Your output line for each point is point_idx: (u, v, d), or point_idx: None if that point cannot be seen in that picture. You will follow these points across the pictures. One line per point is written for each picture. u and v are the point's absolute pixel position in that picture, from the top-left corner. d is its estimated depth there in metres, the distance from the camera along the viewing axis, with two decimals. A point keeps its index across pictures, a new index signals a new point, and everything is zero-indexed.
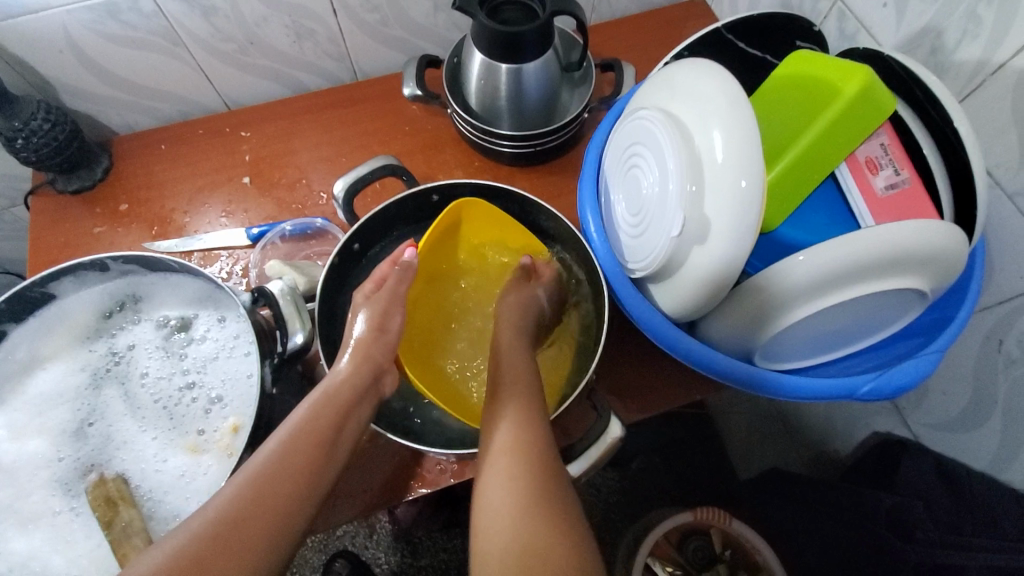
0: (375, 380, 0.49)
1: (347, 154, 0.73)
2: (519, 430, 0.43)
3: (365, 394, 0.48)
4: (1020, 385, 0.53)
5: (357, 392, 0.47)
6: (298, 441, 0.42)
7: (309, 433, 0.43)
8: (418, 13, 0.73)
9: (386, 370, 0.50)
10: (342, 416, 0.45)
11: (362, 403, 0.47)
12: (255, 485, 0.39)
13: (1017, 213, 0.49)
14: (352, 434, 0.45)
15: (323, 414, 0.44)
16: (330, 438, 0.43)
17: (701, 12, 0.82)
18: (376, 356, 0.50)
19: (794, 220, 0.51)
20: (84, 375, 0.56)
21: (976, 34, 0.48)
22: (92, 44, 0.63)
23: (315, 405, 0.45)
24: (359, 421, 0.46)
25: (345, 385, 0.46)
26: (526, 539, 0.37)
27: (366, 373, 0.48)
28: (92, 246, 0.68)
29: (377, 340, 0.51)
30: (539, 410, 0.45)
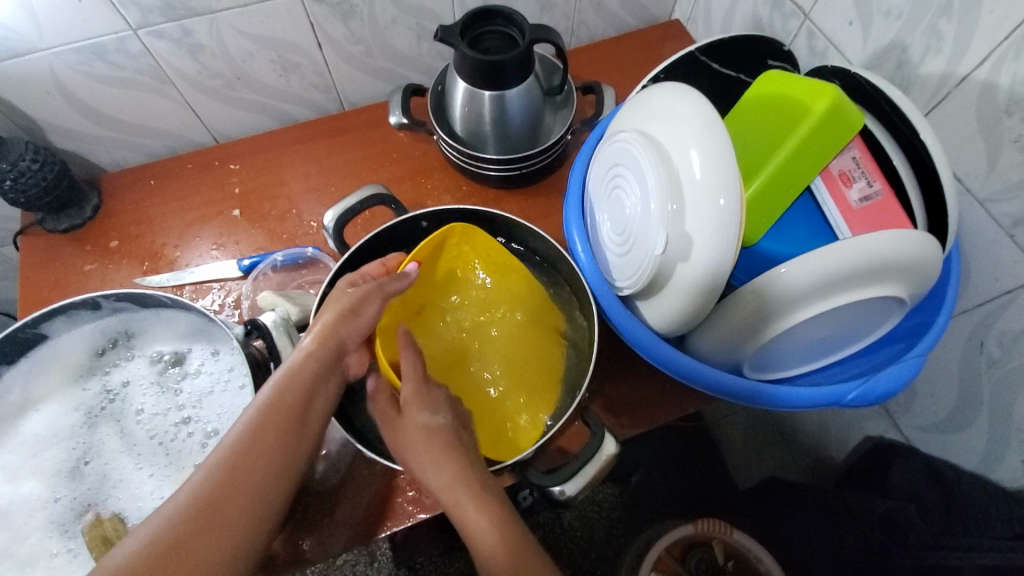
0: (338, 360, 0.48)
1: (336, 183, 0.74)
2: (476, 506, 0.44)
3: (330, 372, 0.47)
4: (1005, 384, 0.54)
5: (321, 372, 0.46)
6: (267, 420, 0.43)
7: (278, 410, 0.43)
8: (402, 44, 0.75)
9: (348, 350, 0.48)
10: (308, 397, 0.45)
11: (328, 381, 0.47)
12: (225, 467, 0.40)
13: (989, 218, 0.51)
14: (320, 409, 0.46)
15: (291, 391, 0.44)
16: (295, 421, 0.43)
17: (676, 33, 0.85)
18: (341, 337, 0.48)
19: (773, 234, 0.52)
20: (78, 415, 0.55)
21: (939, 48, 0.51)
22: (80, 86, 0.64)
23: (280, 380, 0.44)
24: (327, 399, 0.46)
25: (306, 365, 0.45)
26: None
27: (330, 349, 0.47)
28: (83, 283, 0.68)
29: (348, 322, 0.48)
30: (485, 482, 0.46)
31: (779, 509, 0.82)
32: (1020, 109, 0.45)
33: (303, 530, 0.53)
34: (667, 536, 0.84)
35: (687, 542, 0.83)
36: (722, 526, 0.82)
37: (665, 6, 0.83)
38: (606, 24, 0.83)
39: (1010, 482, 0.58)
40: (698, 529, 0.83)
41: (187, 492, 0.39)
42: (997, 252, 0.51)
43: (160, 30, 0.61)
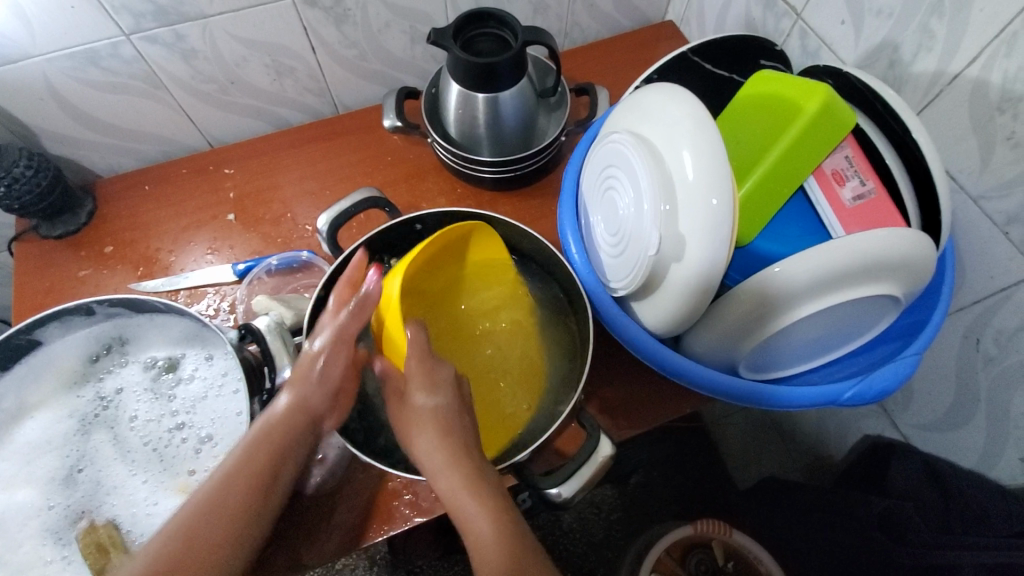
0: (314, 422, 0.47)
1: (331, 186, 0.74)
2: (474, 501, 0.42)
3: (305, 432, 0.47)
4: (1001, 381, 0.54)
5: (292, 435, 0.45)
6: (235, 483, 0.42)
7: (246, 474, 0.43)
8: (395, 47, 0.75)
9: (324, 412, 0.48)
10: (280, 454, 0.45)
11: (302, 441, 0.46)
12: (189, 530, 0.40)
13: (983, 216, 0.51)
14: (291, 468, 0.45)
15: (263, 452, 0.44)
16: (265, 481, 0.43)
17: (670, 34, 0.85)
18: (315, 401, 0.47)
19: (767, 233, 0.52)
20: (72, 422, 0.55)
21: (930, 47, 0.51)
22: (74, 91, 0.64)
23: (251, 440, 0.44)
24: (298, 458, 0.46)
25: (277, 424, 0.45)
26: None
27: (306, 412, 0.47)
28: (78, 289, 0.68)
29: (320, 380, 0.48)
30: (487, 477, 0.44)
31: (779, 509, 0.81)
32: (1012, 107, 0.45)
33: (298, 535, 0.53)
34: (667, 537, 0.83)
35: (686, 544, 0.83)
36: (720, 527, 0.82)
37: (658, 7, 0.84)
38: (599, 25, 0.83)
39: (1008, 479, 0.58)
40: (698, 530, 0.82)
41: (149, 555, 0.39)
42: (991, 249, 0.51)
43: (153, 35, 0.61)
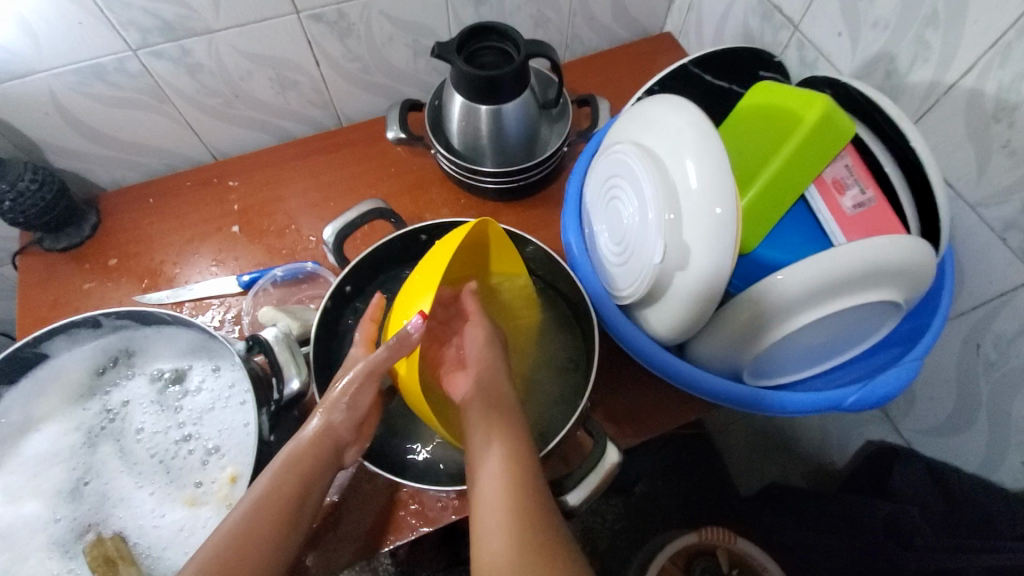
0: (333, 454, 0.48)
1: (335, 198, 0.75)
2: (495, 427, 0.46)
3: (326, 464, 0.47)
4: (1002, 386, 0.55)
5: (317, 464, 0.46)
6: (270, 505, 0.43)
7: (274, 504, 0.43)
8: (398, 60, 0.76)
9: (346, 444, 0.49)
10: (304, 485, 0.45)
11: (323, 475, 0.46)
12: (231, 540, 0.41)
13: (981, 222, 0.51)
14: (316, 498, 0.46)
15: (286, 485, 0.44)
16: (293, 512, 0.43)
17: (668, 46, 0.86)
18: (337, 431, 0.48)
19: (770, 241, 0.53)
20: (78, 435, 0.55)
21: (926, 57, 0.52)
22: (80, 106, 0.65)
23: (276, 472, 0.45)
24: (321, 491, 0.46)
25: (303, 457, 0.46)
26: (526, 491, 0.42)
27: (326, 446, 0.47)
28: (82, 301, 0.68)
29: (341, 413, 0.48)
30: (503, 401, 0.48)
31: (786, 516, 0.81)
32: (1008, 115, 0.46)
33: (306, 546, 0.53)
34: (671, 544, 0.84)
35: (690, 552, 0.83)
36: (724, 534, 0.82)
37: (656, 20, 0.85)
38: (599, 38, 0.84)
39: (1011, 483, 0.58)
40: (702, 538, 0.83)
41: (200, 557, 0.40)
42: (990, 256, 0.52)
43: (159, 50, 0.62)
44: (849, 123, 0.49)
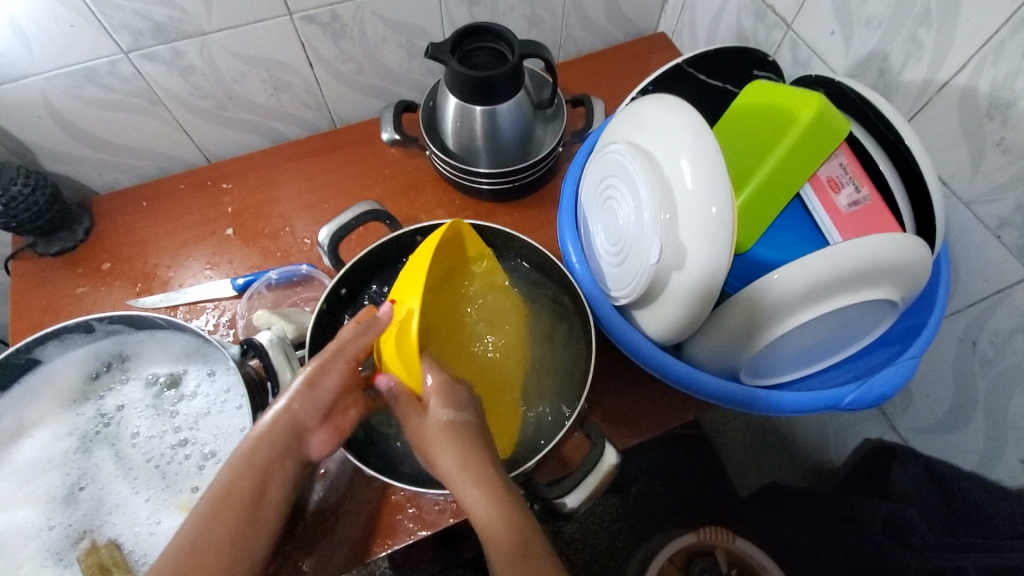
0: (296, 441, 0.46)
1: (330, 200, 0.74)
2: (472, 481, 0.43)
3: (286, 454, 0.45)
4: (998, 383, 0.55)
5: (276, 455, 0.44)
6: (226, 506, 0.42)
7: (231, 503, 0.42)
8: (392, 61, 0.75)
9: (309, 431, 0.46)
10: (261, 479, 0.44)
11: (284, 466, 0.45)
12: (186, 549, 0.40)
13: (975, 220, 0.51)
14: (277, 493, 0.44)
15: (242, 481, 0.43)
16: (251, 510, 0.42)
17: (662, 46, 0.86)
18: (300, 417, 0.46)
19: (766, 241, 0.53)
20: (72, 440, 0.55)
21: (919, 56, 0.52)
22: (72, 110, 0.64)
23: (233, 467, 0.43)
24: (283, 482, 0.45)
25: (258, 449, 0.44)
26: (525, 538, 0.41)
27: (285, 434, 0.45)
28: (75, 306, 0.67)
29: (305, 398, 0.46)
30: (476, 452, 0.45)
31: (785, 514, 0.81)
32: (1002, 113, 0.46)
33: (301, 551, 0.52)
34: (670, 545, 0.83)
35: (690, 551, 0.83)
36: (723, 535, 0.82)
37: (650, 20, 0.85)
38: (593, 38, 0.84)
39: (1009, 480, 0.58)
40: (700, 538, 0.83)
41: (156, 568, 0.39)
42: (985, 253, 0.52)
43: (151, 52, 0.62)
44: (845, 121, 0.49)
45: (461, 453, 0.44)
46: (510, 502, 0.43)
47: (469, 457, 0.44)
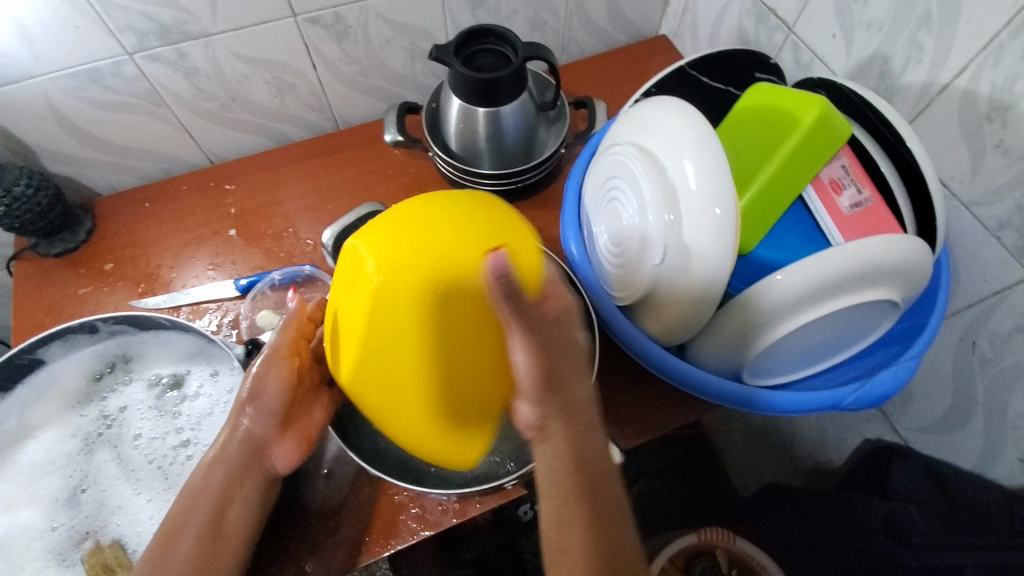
0: (255, 457, 0.49)
1: (333, 201, 0.74)
2: (566, 427, 0.40)
3: (245, 472, 0.48)
4: (998, 383, 0.56)
5: (232, 475, 0.47)
6: (184, 528, 0.45)
7: (187, 524, 0.45)
8: (395, 64, 0.76)
9: (268, 444, 0.50)
10: (221, 500, 0.46)
11: (243, 483, 0.48)
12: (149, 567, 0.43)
13: (975, 221, 0.52)
14: (239, 511, 0.47)
15: (199, 503, 0.46)
16: (209, 528, 0.45)
17: (664, 48, 0.86)
18: (255, 434, 0.49)
19: (768, 241, 0.53)
20: (74, 441, 0.55)
21: (920, 59, 0.52)
22: (75, 111, 0.64)
23: (188, 493, 0.47)
24: (245, 500, 0.47)
25: (212, 473, 0.47)
26: (601, 489, 0.40)
27: (240, 452, 0.48)
28: (78, 307, 0.67)
29: (255, 415, 0.49)
30: (576, 391, 0.41)
31: (783, 513, 0.82)
32: (1001, 115, 0.47)
33: (304, 552, 0.53)
34: (671, 546, 0.83)
35: (691, 551, 0.83)
36: (724, 535, 0.82)
37: (652, 22, 0.86)
38: (594, 40, 0.84)
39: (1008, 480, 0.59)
40: (701, 538, 0.83)
41: None
42: (984, 254, 0.52)
43: (156, 53, 0.62)
44: (846, 123, 0.49)
45: (561, 390, 0.40)
46: (591, 451, 0.41)
47: (580, 396, 0.41)
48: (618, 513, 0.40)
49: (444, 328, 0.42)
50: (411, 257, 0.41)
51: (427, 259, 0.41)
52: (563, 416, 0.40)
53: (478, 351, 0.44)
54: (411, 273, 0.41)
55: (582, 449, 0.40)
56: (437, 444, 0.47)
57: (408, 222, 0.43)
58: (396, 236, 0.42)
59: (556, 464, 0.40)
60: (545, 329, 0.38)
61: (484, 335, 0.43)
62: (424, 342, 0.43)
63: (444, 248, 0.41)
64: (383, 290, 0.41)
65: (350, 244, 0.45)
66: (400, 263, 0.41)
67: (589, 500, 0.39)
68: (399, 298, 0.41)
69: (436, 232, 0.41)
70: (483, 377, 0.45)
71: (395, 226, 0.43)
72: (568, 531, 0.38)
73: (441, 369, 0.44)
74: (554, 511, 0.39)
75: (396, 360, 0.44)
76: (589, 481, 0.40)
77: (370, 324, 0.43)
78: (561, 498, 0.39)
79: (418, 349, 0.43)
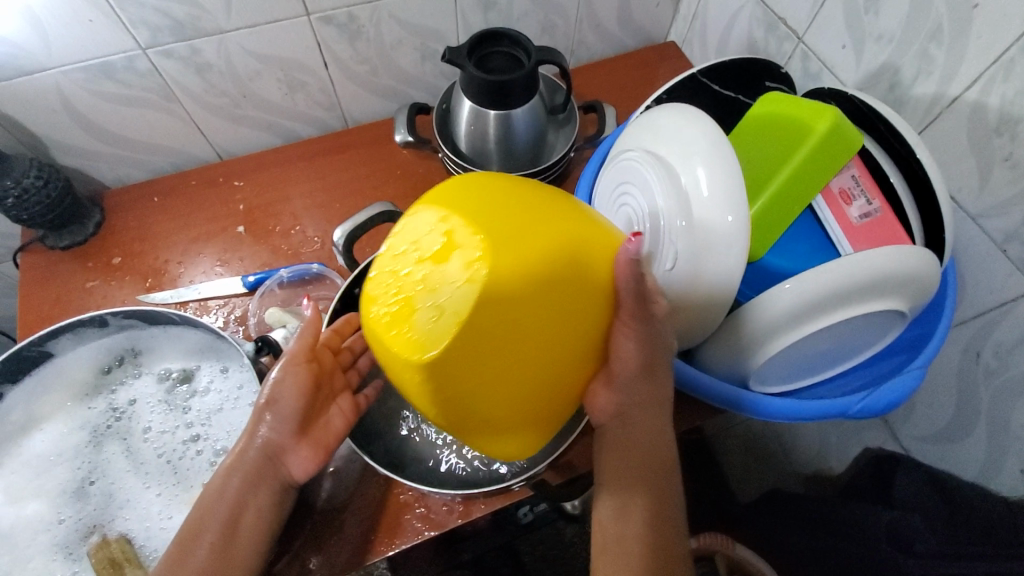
0: (271, 463, 0.48)
1: (341, 200, 0.75)
2: (642, 420, 0.46)
3: (260, 478, 0.47)
4: (1001, 394, 0.56)
5: (247, 482, 0.47)
6: (201, 534, 0.45)
7: (205, 528, 0.45)
8: (406, 64, 0.76)
9: (285, 451, 0.48)
10: (235, 505, 0.46)
11: (259, 489, 0.47)
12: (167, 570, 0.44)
13: (982, 233, 0.52)
14: (254, 517, 0.47)
15: (216, 508, 0.46)
16: (225, 533, 0.45)
17: (673, 54, 0.87)
18: (271, 440, 0.48)
19: (778, 249, 0.53)
20: (83, 434, 0.55)
21: (930, 71, 0.53)
22: (87, 104, 0.64)
23: (206, 499, 0.47)
24: (261, 506, 0.47)
25: (227, 479, 0.47)
26: (660, 481, 0.46)
27: (256, 459, 0.47)
28: (85, 300, 0.67)
29: (271, 421, 0.48)
30: (654, 387, 0.46)
31: (784, 520, 0.82)
32: (1010, 128, 0.47)
33: (309, 548, 0.53)
34: None
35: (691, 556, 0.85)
36: (723, 540, 0.83)
37: (661, 28, 0.86)
38: (604, 45, 0.85)
39: (1009, 491, 0.59)
40: (700, 543, 0.84)
41: None
42: (991, 265, 0.52)
43: (169, 49, 0.62)
44: (859, 134, 0.49)
45: (643, 385, 0.46)
46: (654, 444, 0.47)
47: (660, 391, 0.47)
48: (670, 503, 0.46)
49: (561, 317, 0.37)
50: (533, 240, 0.35)
51: (552, 245, 0.36)
52: (639, 405, 0.46)
53: (577, 342, 0.39)
54: (538, 259, 0.35)
55: (651, 436, 0.47)
56: (512, 440, 0.42)
57: (507, 203, 0.37)
58: (502, 214, 0.36)
59: (626, 444, 0.46)
60: (649, 332, 0.43)
61: (588, 323, 0.40)
62: (538, 335, 0.36)
63: (562, 234, 0.37)
64: (507, 275, 0.34)
65: (424, 221, 0.37)
66: (523, 247, 0.35)
67: (651, 491, 0.45)
68: (522, 286, 0.35)
69: (547, 217, 0.37)
70: (574, 366, 0.41)
71: (495, 206, 0.36)
72: (629, 505, 0.45)
73: (546, 364, 0.38)
74: (616, 484, 0.46)
75: (502, 357, 0.36)
76: (653, 473, 0.46)
77: (485, 315, 0.34)
78: (625, 474, 0.46)
79: (532, 343, 0.36)
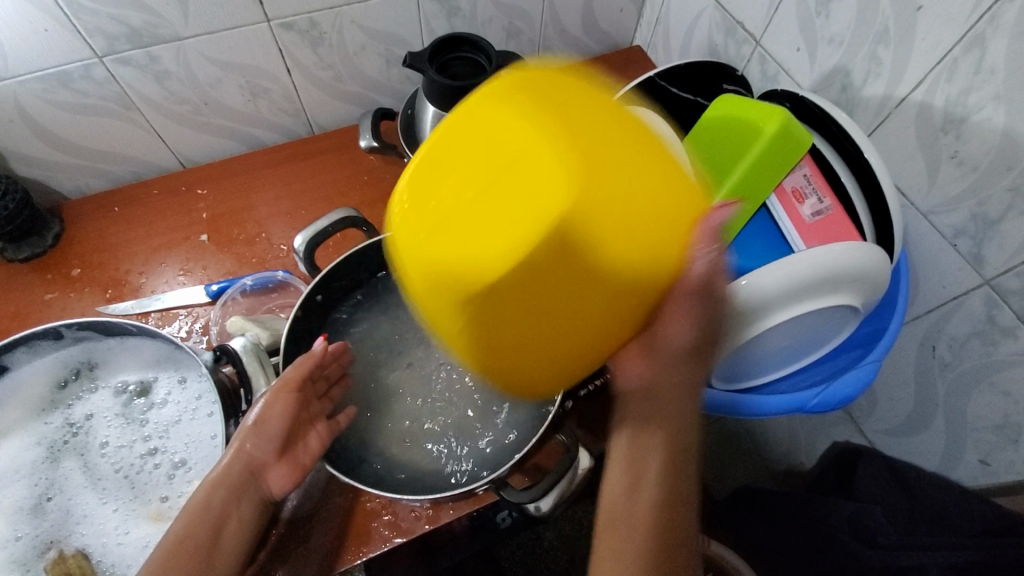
0: (251, 478, 0.47)
1: (307, 207, 0.74)
2: (673, 406, 0.40)
3: (242, 492, 0.46)
4: (957, 386, 0.57)
5: (228, 495, 0.46)
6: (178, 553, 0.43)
7: (182, 545, 0.43)
8: (371, 70, 0.76)
9: (266, 467, 0.48)
10: (218, 520, 0.45)
11: (241, 503, 0.46)
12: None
13: (932, 229, 0.54)
14: (234, 532, 0.45)
15: (196, 523, 0.44)
16: (203, 549, 0.43)
17: (638, 58, 0.88)
18: (254, 456, 0.47)
19: (733, 248, 0.54)
20: (39, 450, 0.54)
21: (878, 73, 0.54)
22: (43, 113, 0.63)
23: (186, 516, 0.45)
24: (242, 520, 0.46)
25: (212, 492, 0.45)
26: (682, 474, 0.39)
27: (237, 473, 0.46)
28: (43, 313, 0.66)
29: (256, 436, 0.47)
30: (689, 367, 0.41)
31: (757, 516, 0.83)
32: (955, 127, 0.49)
33: (275, 561, 0.52)
34: None
35: None
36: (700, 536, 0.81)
37: (626, 33, 0.87)
38: (569, 50, 0.86)
39: (967, 480, 0.60)
40: None
41: None
42: (942, 260, 0.54)
43: (126, 56, 0.61)
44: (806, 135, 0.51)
45: (675, 363, 0.40)
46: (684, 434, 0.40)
47: (697, 379, 0.41)
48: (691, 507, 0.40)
49: (640, 257, 0.30)
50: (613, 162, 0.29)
51: (636, 174, 0.29)
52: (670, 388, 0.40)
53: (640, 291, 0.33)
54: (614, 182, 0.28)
55: (686, 425, 0.40)
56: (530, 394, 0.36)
57: (588, 121, 0.29)
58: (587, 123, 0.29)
59: (650, 428, 0.40)
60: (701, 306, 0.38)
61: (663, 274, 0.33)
62: (601, 281, 0.30)
63: (644, 160, 0.30)
64: (589, 198, 0.28)
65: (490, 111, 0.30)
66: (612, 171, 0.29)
67: (671, 484, 0.39)
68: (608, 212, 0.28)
69: (633, 132, 0.30)
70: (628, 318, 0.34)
71: (563, 124, 0.29)
72: (643, 497, 0.38)
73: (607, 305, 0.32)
74: (636, 471, 0.39)
75: (554, 299, 0.30)
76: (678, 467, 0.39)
77: (538, 260, 0.28)
78: (649, 468, 0.39)
79: (598, 281, 0.30)
